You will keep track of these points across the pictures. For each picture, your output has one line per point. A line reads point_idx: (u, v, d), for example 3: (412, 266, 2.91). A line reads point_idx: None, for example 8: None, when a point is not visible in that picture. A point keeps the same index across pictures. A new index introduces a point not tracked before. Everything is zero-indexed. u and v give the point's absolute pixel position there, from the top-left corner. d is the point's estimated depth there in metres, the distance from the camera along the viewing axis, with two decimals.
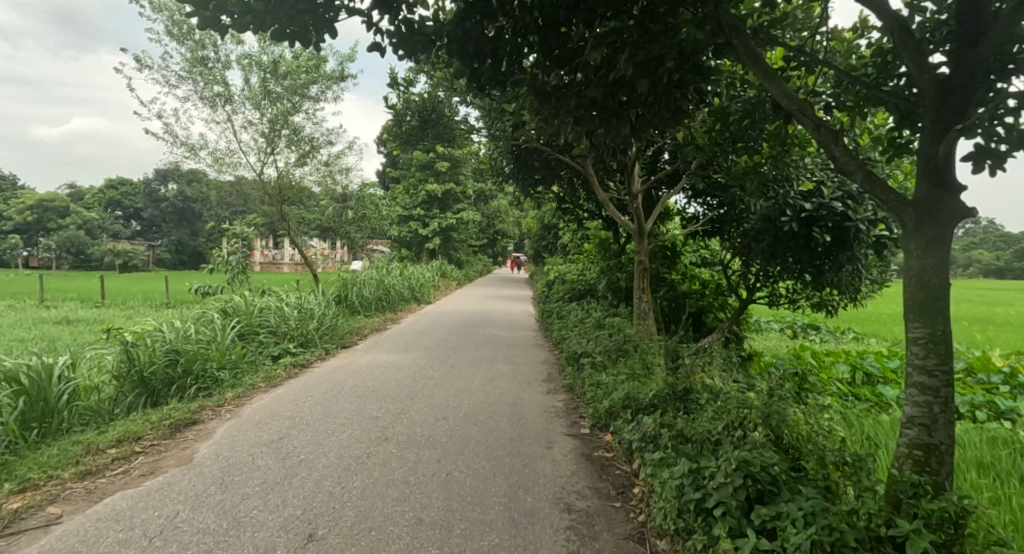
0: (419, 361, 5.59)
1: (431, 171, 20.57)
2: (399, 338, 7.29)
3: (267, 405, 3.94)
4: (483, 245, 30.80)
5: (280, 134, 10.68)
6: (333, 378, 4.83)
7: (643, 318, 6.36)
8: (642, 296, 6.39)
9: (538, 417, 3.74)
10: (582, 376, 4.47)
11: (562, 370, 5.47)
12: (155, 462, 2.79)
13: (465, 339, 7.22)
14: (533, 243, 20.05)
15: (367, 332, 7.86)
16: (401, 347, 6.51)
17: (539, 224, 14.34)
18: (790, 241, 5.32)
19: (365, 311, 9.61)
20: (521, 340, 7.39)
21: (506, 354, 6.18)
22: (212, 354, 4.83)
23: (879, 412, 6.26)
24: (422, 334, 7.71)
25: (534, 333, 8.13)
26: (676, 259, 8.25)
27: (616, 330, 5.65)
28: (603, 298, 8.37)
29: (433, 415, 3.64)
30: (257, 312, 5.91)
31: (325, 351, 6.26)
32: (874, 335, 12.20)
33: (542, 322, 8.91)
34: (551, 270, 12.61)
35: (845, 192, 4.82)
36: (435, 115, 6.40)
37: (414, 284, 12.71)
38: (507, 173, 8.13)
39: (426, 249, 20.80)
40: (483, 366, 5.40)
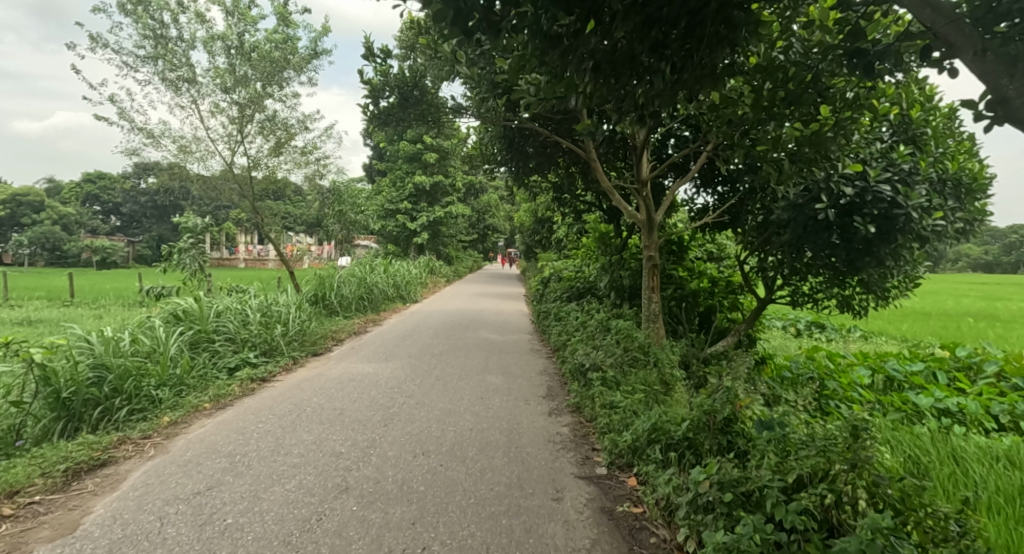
0: (401, 373, 4.87)
1: (418, 163, 19.78)
2: (379, 343, 6.56)
3: (204, 436, 3.17)
4: (473, 240, 30.06)
5: (252, 121, 9.88)
6: (296, 396, 4.08)
7: (654, 321, 5.70)
8: (651, 296, 5.71)
9: (541, 450, 3.05)
10: (590, 394, 3.79)
11: (564, 383, 4.79)
12: (21, 535, 2.04)
13: (453, 344, 6.50)
14: (525, 237, 19.41)
15: (343, 336, 7.11)
16: (381, 355, 5.78)
17: (532, 218, 13.63)
18: (825, 232, 4.65)
19: (344, 312, 8.86)
20: (516, 345, 6.70)
21: (500, 363, 5.48)
22: (150, 370, 4.06)
23: (913, 423, 5.64)
24: (407, 338, 6.98)
25: (529, 336, 7.43)
26: (683, 254, 7.64)
27: (626, 336, 4.98)
28: (605, 298, 7.69)
29: (411, 451, 2.92)
30: (213, 318, 5.13)
31: (294, 359, 5.51)
32: (883, 333, 11.73)
33: (538, 323, 8.21)
34: (544, 267, 11.94)
35: (893, 175, 4.17)
36: (417, 92, 5.64)
37: (399, 282, 11.97)
38: (499, 160, 7.40)
39: (414, 244, 20.04)
40: (473, 379, 4.69)
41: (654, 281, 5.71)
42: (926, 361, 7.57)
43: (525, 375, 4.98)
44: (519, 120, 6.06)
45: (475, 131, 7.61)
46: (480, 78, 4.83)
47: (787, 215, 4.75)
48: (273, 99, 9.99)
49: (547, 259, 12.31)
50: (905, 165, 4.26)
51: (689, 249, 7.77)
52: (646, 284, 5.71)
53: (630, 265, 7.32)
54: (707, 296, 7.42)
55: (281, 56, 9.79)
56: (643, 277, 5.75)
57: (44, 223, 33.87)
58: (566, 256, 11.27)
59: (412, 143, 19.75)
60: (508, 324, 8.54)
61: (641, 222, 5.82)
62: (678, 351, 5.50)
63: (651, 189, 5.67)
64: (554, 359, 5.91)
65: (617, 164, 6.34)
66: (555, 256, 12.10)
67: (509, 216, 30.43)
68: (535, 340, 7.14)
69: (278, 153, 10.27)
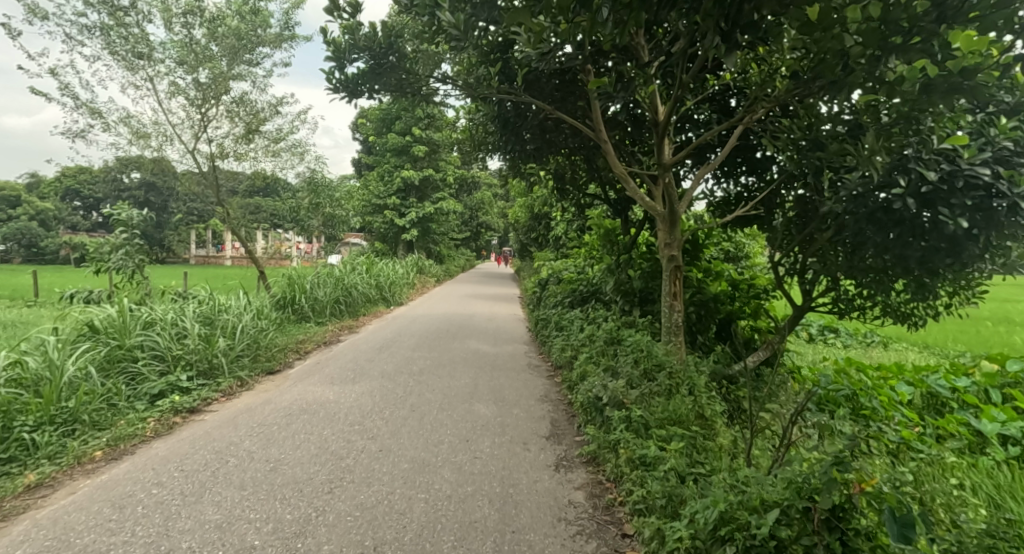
0: (367, 400, 3.91)
1: (407, 156, 18.77)
2: (349, 357, 5.59)
3: (63, 514, 2.18)
4: (466, 238, 29.08)
5: (217, 102, 8.85)
6: (223, 438, 3.11)
7: (676, 334, 4.81)
8: (673, 305, 4.82)
9: (550, 539, 2.11)
10: (610, 440, 2.88)
11: (571, 415, 3.84)
12: None
13: (438, 358, 5.54)
14: (520, 235, 18.50)
15: (310, 348, 6.14)
16: (349, 374, 4.80)
17: (528, 213, 12.73)
18: (894, 230, 3.74)
19: (317, 318, 7.89)
20: (512, 359, 5.76)
21: (491, 384, 4.53)
22: (30, 404, 3.01)
23: (980, 455, 4.78)
24: (384, 350, 6.00)
25: (525, 347, 6.52)
26: (699, 254, 6.79)
27: (645, 356, 4.09)
28: (611, 304, 6.79)
29: (359, 546, 1.98)
30: (137, 332, 4.14)
31: (242, 381, 4.51)
32: (903, 339, 10.98)
33: (536, 331, 7.27)
34: (541, 266, 11.06)
35: (995, 155, 3.28)
36: (394, 56, 4.78)
37: (383, 282, 11.02)
38: (493, 144, 6.44)
39: (403, 241, 19.11)
40: (458, 410, 3.73)
41: (677, 286, 4.83)
42: (970, 375, 6.74)
43: (522, 402, 4.04)
44: (517, 93, 5.11)
45: (466, 112, 6.65)
46: (469, 30, 3.85)
47: (845, 207, 3.87)
48: (242, 80, 9.00)
49: (544, 259, 11.39)
50: (1006, 141, 3.38)
51: (704, 249, 6.90)
52: (667, 291, 4.83)
53: (641, 267, 6.43)
54: (726, 302, 6.56)
55: (252, 33, 8.84)
56: (662, 281, 4.88)
57: (20, 218, 32.50)
58: (564, 254, 10.39)
59: (401, 135, 18.79)
60: (503, 332, 7.58)
61: (661, 216, 4.90)
62: (704, 373, 4.60)
63: (674, 175, 4.77)
64: (557, 378, 4.98)
65: (629, 148, 5.42)
66: (553, 254, 11.17)
67: (502, 212, 29.59)
68: (533, 353, 6.20)
69: (250, 140, 9.21)
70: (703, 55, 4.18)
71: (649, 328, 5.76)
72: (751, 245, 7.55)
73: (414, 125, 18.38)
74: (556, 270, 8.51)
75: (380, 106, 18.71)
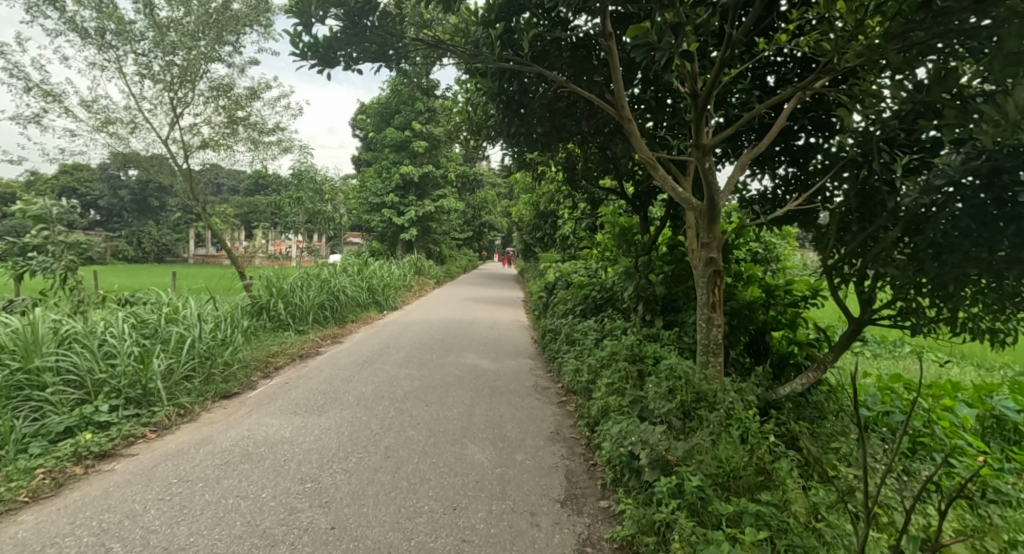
0: (331, 441, 3.07)
1: (406, 152, 17.95)
2: (324, 376, 4.77)
3: None
4: (468, 238, 28.26)
5: (193, 87, 8.05)
6: (120, 507, 2.25)
7: (714, 354, 3.98)
8: (711, 318, 3.99)
9: None
10: (655, 521, 2.06)
11: (592, 462, 3.01)
12: None
13: (426, 378, 4.71)
14: (523, 234, 17.69)
15: (281, 363, 5.33)
16: (317, 401, 3.96)
17: (533, 210, 11.94)
18: (1008, 229, 2.92)
19: (297, 325, 7.08)
20: (515, 378, 4.93)
21: (488, 415, 3.71)
22: None
23: None
24: (366, 366, 5.16)
25: (529, 362, 5.72)
26: (728, 256, 5.96)
27: (682, 385, 3.28)
28: (628, 313, 5.98)
29: None
30: (48, 351, 3.29)
31: (183, 410, 3.63)
32: (937, 349, 10.13)
33: (542, 343, 6.45)
34: (546, 268, 10.26)
35: None
36: (377, 12, 3.96)
37: (376, 285, 10.22)
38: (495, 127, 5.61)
39: (401, 240, 18.34)
40: (445, 458, 2.89)
41: (716, 296, 4.02)
42: None
43: (527, 443, 3.20)
44: (524, 64, 4.28)
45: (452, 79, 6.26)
46: None
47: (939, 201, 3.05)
48: (222, 63, 8.20)
49: (550, 260, 10.58)
50: None
51: (734, 250, 6.08)
52: (704, 301, 4.01)
53: (664, 271, 5.62)
54: (760, 311, 5.73)
55: (232, 10, 8.05)
56: (699, 288, 4.06)
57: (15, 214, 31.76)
58: (572, 255, 9.58)
59: (401, 130, 18.04)
60: (505, 343, 6.76)
61: (698, 210, 4.06)
62: (748, 401, 3.79)
63: (714, 160, 3.93)
64: (569, 406, 4.15)
65: (656, 132, 4.58)
66: (559, 256, 10.38)
67: (504, 212, 28.82)
68: (538, 371, 5.36)
69: (231, 130, 8.31)
70: (757, 11, 3.39)
71: (675, 343, 4.96)
72: (781, 246, 6.70)
73: (414, 120, 17.63)
74: (564, 273, 7.69)
75: (378, 100, 17.97)
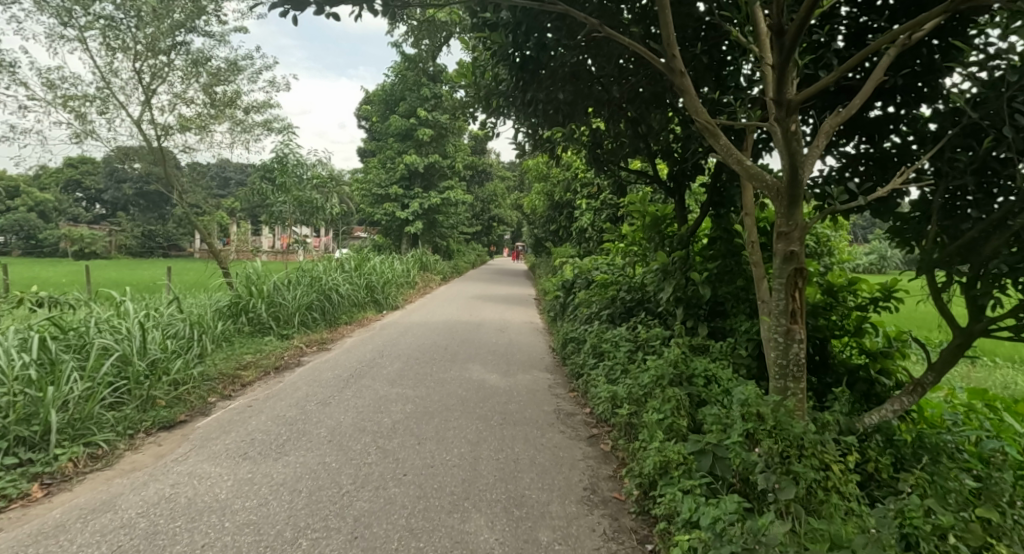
0: (279, 510, 2.19)
1: (412, 141, 17.05)
2: (297, 397, 3.90)
3: None
4: (476, 232, 27.32)
5: (168, 63, 7.20)
6: None
7: (795, 380, 3.05)
8: (793, 331, 3.03)
9: None
10: None
11: (648, 548, 2.10)
12: None
13: (421, 402, 3.82)
14: (534, 227, 16.70)
15: (251, 379, 4.47)
16: (280, 436, 3.08)
17: (547, 201, 11.00)
18: None
19: (282, 330, 6.25)
20: (530, 400, 4.02)
21: (498, 462, 2.81)
22: None
23: None
24: (351, 384, 4.28)
25: (546, 376, 4.84)
26: None
27: (766, 431, 2.37)
28: (663, 318, 5.07)
29: None
30: None
31: (98, 452, 2.76)
32: (998, 354, 9.04)
33: (561, 352, 5.56)
34: (561, 264, 9.34)
35: None
36: None
37: (375, 282, 9.36)
38: (506, 97, 4.71)
39: (406, 234, 17.46)
40: (437, 542, 2.00)
41: (798, 303, 3.05)
42: None
43: (551, 514, 2.29)
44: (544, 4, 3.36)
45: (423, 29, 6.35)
46: None
47: None
48: (200, 35, 7.32)
49: (564, 256, 9.66)
50: None
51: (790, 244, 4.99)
52: (782, 310, 3.05)
53: (707, 269, 4.70)
54: (823, 317, 4.70)
55: None
56: (775, 292, 3.09)
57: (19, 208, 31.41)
58: (590, 249, 8.65)
59: (406, 118, 17.10)
60: (517, 352, 5.85)
61: (775, 190, 3.09)
62: (843, 443, 2.84)
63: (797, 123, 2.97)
64: (602, 444, 3.23)
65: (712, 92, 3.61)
66: (575, 251, 9.46)
67: (514, 205, 27.84)
68: (559, 390, 4.45)
69: (212, 111, 7.47)
70: None
71: (726, 357, 4.06)
72: (836, 238, 5.67)
73: (419, 107, 16.67)
74: (583, 270, 6.78)
75: (383, 87, 17.12)
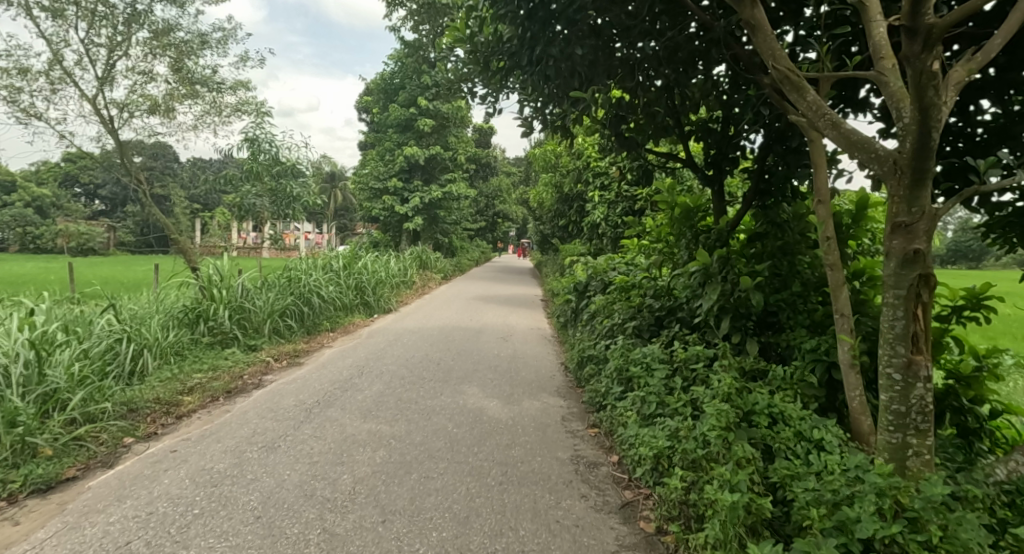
0: None
1: (411, 132, 16.17)
2: (239, 440, 3.02)
3: None
4: (480, 228, 26.41)
5: (130, 36, 6.36)
6: None
7: (919, 434, 2.09)
8: (917, 366, 2.06)
9: None
10: None
11: None
12: None
13: (396, 447, 2.94)
14: (541, 222, 15.77)
15: (193, 409, 3.62)
16: (193, 509, 2.21)
17: (555, 194, 10.10)
18: None
19: (249, 341, 5.40)
20: (538, 444, 3.12)
21: None
22: None
23: None
24: (314, 418, 3.40)
25: (556, 404, 3.94)
26: (851, 245, 3.74)
27: None
28: (701, 332, 4.15)
29: None
30: None
31: None
32: None
33: (575, 371, 4.66)
34: (572, 263, 8.45)
35: None
36: None
37: (365, 284, 8.51)
38: (509, 58, 3.80)
39: (405, 230, 16.59)
40: None
41: (922, 325, 2.09)
42: None
43: None
44: None
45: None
46: None
47: None
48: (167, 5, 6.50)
49: (574, 255, 8.76)
50: None
51: (858, 240, 3.83)
52: (900, 334, 2.09)
53: (757, 272, 3.78)
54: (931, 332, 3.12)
55: None
56: (887, 309, 2.13)
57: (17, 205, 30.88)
58: (605, 247, 7.73)
59: (405, 108, 16.22)
60: (522, 369, 4.94)
61: (890, 160, 2.11)
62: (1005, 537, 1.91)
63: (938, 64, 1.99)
64: (640, 521, 2.32)
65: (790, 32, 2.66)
66: (586, 249, 8.55)
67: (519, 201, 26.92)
68: (574, 425, 3.54)
69: (180, 91, 6.62)
70: None
71: (792, 388, 3.14)
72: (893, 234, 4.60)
73: (420, 96, 15.75)
74: (598, 271, 5.87)
75: (382, 75, 16.26)
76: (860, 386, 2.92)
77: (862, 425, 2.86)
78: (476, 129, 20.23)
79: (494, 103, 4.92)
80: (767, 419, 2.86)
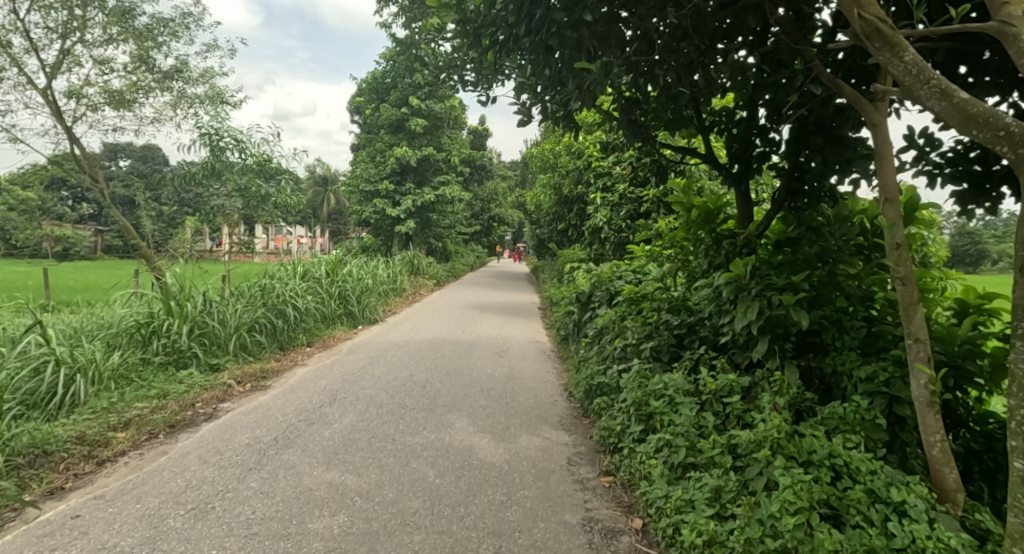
0: None
1: (403, 133, 15.62)
2: (164, 498, 2.40)
3: None
4: (475, 232, 25.81)
5: (86, 20, 5.76)
6: None
7: None
8: None
9: None
10: None
11: None
12: None
13: (361, 510, 2.32)
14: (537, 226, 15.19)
15: (122, 451, 2.99)
16: None
17: (553, 196, 9.54)
18: None
19: (211, 360, 4.77)
20: (540, 502, 2.50)
21: None
22: None
23: None
24: (266, 465, 2.78)
25: (560, 442, 3.34)
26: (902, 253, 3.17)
27: None
28: (727, 355, 3.56)
29: None
30: None
31: None
32: None
33: (579, 398, 4.06)
34: (571, 270, 7.87)
35: None
36: None
37: (349, 292, 7.89)
38: (505, 29, 3.20)
39: (397, 234, 15.96)
40: None
41: None
42: None
43: None
44: None
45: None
46: None
47: None
48: None
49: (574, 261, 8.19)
50: None
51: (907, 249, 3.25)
52: None
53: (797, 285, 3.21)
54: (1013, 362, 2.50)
55: None
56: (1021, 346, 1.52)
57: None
58: (607, 253, 7.15)
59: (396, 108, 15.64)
60: (519, 393, 4.34)
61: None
62: None
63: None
64: None
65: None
66: (586, 255, 7.97)
67: (514, 205, 26.36)
68: (583, 471, 2.94)
69: (142, 81, 6.02)
70: None
71: (854, 430, 2.54)
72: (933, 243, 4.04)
73: (412, 95, 15.19)
74: (603, 281, 5.29)
75: (373, 73, 15.70)
76: (941, 429, 2.34)
77: (946, 479, 2.29)
78: (470, 130, 19.69)
79: (488, 92, 4.34)
80: (830, 474, 2.27)
